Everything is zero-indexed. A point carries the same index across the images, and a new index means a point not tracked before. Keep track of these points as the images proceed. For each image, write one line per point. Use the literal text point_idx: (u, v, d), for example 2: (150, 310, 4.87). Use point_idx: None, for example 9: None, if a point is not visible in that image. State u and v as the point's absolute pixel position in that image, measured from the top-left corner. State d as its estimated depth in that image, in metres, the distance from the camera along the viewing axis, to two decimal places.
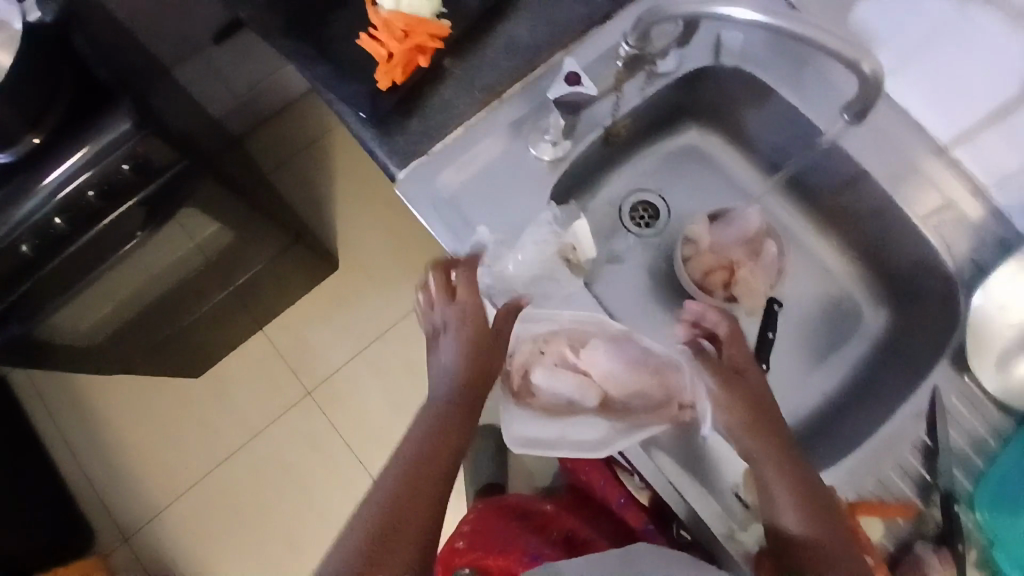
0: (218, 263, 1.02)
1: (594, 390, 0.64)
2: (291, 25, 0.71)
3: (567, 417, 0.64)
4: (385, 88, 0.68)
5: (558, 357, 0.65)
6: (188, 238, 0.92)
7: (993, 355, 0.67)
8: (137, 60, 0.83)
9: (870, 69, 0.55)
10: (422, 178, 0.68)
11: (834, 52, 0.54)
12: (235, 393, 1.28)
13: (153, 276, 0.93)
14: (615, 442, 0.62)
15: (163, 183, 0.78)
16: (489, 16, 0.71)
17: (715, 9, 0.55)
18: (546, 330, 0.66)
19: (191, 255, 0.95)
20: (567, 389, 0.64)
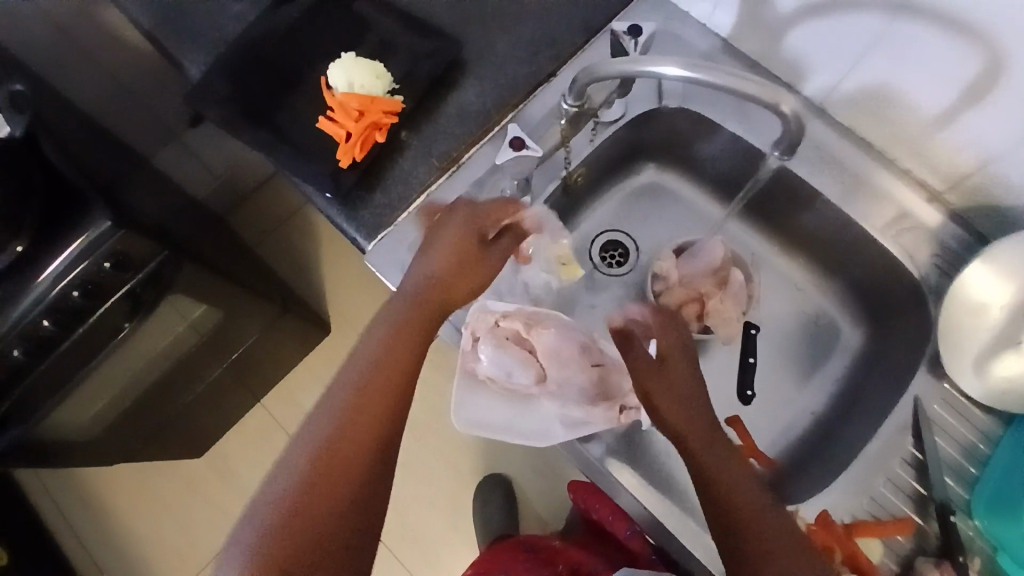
0: (209, 342, 1.03)
1: (535, 368, 0.65)
2: (253, 117, 0.74)
3: (516, 402, 0.66)
4: (346, 166, 0.70)
5: (510, 333, 0.66)
6: (180, 320, 0.93)
7: (968, 360, 0.67)
8: (119, 154, 0.85)
9: (790, 110, 0.57)
10: (388, 250, 0.70)
11: (753, 97, 0.56)
12: (239, 467, 1.29)
13: (146, 364, 0.94)
14: (558, 433, 0.63)
15: (147, 274, 0.79)
16: (439, 87, 0.75)
17: (648, 68, 0.58)
18: (504, 308, 0.67)
19: (183, 337, 0.97)
20: (509, 363, 0.65)
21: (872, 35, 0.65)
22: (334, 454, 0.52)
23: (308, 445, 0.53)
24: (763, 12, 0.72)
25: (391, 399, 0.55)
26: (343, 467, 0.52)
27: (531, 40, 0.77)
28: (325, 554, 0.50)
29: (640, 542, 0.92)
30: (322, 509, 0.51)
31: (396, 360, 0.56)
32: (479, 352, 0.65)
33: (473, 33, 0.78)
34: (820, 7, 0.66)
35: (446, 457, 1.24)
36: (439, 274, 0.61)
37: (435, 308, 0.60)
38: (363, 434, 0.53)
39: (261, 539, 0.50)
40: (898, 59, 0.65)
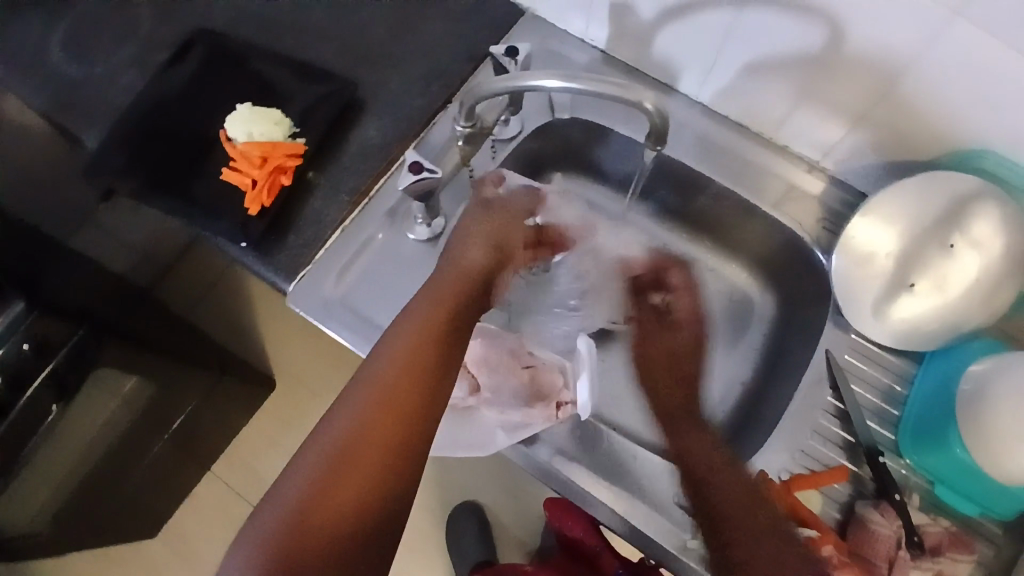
0: (149, 416, 1.03)
1: (466, 378, 0.67)
2: (156, 179, 0.74)
3: (454, 418, 0.66)
4: (255, 214, 0.71)
5: None
6: (110, 403, 0.95)
7: (868, 309, 0.72)
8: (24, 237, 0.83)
9: (653, 104, 0.61)
10: (307, 290, 0.70)
11: (617, 97, 0.60)
12: (202, 547, 1.31)
13: (85, 450, 0.95)
14: (497, 440, 0.65)
15: (69, 353, 0.84)
16: (338, 126, 0.77)
17: (527, 81, 0.62)
18: None
19: (119, 421, 0.98)
20: None
21: (728, 29, 0.71)
22: (369, 425, 0.53)
23: (334, 430, 0.53)
24: (629, 22, 0.78)
25: (427, 375, 0.56)
26: (367, 451, 0.52)
27: (422, 72, 0.81)
28: (343, 532, 0.49)
29: (609, 558, 1.01)
30: (344, 491, 0.50)
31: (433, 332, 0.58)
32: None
33: (364, 72, 0.81)
34: (675, 11, 0.73)
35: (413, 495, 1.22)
36: (473, 258, 0.64)
37: (466, 276, 0.63)
38: (387, 420, 0.53)
39: (279, 516, 0.49)
40: (754, 46, 0.71)
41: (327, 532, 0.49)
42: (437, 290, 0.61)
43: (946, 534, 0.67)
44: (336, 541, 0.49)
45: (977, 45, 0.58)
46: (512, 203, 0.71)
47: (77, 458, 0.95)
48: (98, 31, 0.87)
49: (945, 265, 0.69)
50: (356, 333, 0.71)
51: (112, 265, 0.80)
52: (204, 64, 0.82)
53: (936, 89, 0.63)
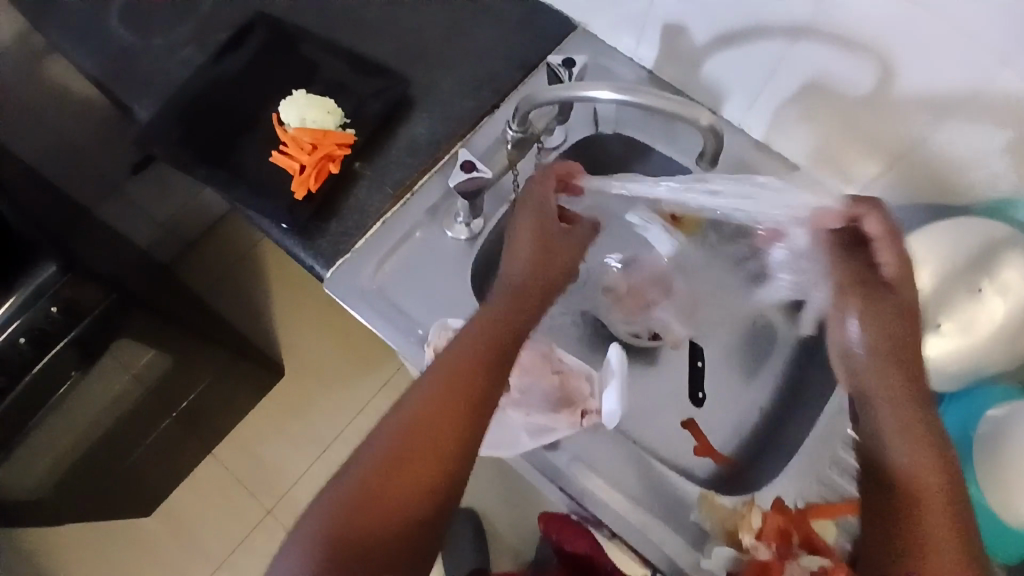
0: (160, 392, 1.04)
1: None
2: (206, 155, 0.76)
3: None
4: (301, 198, 0.73)
5: None
6: (123, 376, 0.95)
7: None
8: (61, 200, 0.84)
9: (708, 122, 0.63)
10: (346, 276, 0.72)
11: (674, 114, 0.62)
12: (195, 528, 1.30)
13: (96, 419, 0.96)
14: (522, 441, 0.66)
15: (95, 320, 0.83)
16: (389, 120, 0.79)
17: (584, 92, 0.63)
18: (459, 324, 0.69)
19: (128, 395, 0.99)
20: None
21: (776, 59, 0.73)
22: (430, 423, 0.53)
23: (398, 421, 0.54)
24: (681, 44, 0.80)
25: (488, 380, 0.56)
26: (425, 447, 0.52)
27: (474, 76, 0.83)
28: (394, 524, 0.50)
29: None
30: (399, 485, 0.51)
31: (496, 336, 0.58)
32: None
33: (418, 71, 0.82)
34: (729, 38, 0.75)
35: None
36: (530, 271, 0.64)
37: (525, 295, 0.62)
38: (446, 419, 0.53)
39: (339, 498, 0.51)
40: (802, 78, 0.73)
41: (378, 523, 0.50)
42: (497, 303, 0.61)
43: None
44: (386, 531, 0.50)
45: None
46: (574, 236, 0.70)
47: (84, 426, 0.96)
48: (158, 7, 0.89)
49: (971, 308, 0.69)
50: (389, 324, 0.71)
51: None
52: (262, 48, 0.83)
53: (976, 135, 0.65)
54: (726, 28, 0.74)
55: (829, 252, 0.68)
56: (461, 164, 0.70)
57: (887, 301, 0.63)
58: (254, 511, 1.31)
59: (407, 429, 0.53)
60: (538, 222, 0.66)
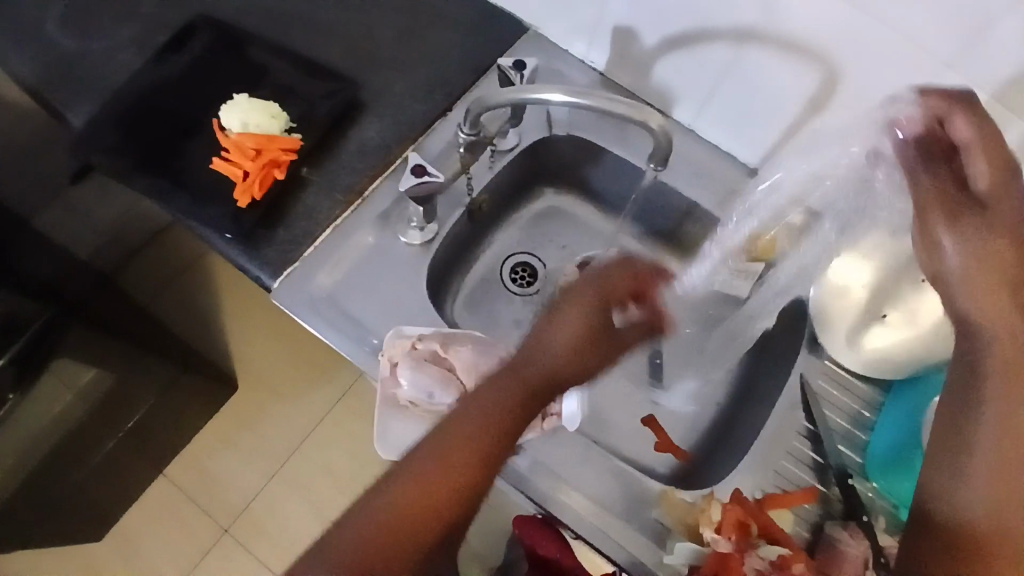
0: (102, 412, 1.00)
1: (456, 383, 0.66)
2: (143, 164, 0.73)
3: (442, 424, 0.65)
4: (245, 206, 0.70)
5: (428, 353, 0.66)
6: (59, 395, 0.90)
7: (842, 339, 0.75)
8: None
9: (658, 124, 0.64)
10: (294, 285, 0.69)
11: (625, 116, 0.63)
12: (147, 552, 1.25)
13: (30, 445, 0.91)
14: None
15: (31, 337, 0.79)
16: (337, 125, 0.77)
17: (533, 95, 0.64)
18: (416, 331, 0.67)
19: (64, 416, 0.94)
20: (429, 382, 0.65)
21: (722, 61, 0.74)
22: (423, 507, 0.52)
23: (392, 498, 0.53)
24: (631, 48, 0.81)
25: (485, 468, 0.54)
26: (412, 532, 0.52)
27: (424, 79, 0.82)
28: None
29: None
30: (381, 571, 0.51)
31: (505, 424, 0.56)
32: (399, 376, 0.65)
33: (366, 74, 0.81)
34: (676, 41, 0.76)
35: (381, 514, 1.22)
36: (564, 355, 0.58)
37: (546, 386, 0.58)
38: (437, 504, 0.53)
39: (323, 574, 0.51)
40: (747, 80, 0.74)
41: None
42: (506, 391, 0.57)
43: None
44: None
45: None
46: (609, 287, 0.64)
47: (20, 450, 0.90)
48: (94, 8, 0.85)
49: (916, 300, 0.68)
50: (339, 332, 0.69)
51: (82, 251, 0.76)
52: (204, 52, 0.81)
53: None
54: (673, 31, 0.75)
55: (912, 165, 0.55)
56: (412, 169, 0.69)
57: (992, 221, 0.49)
58: (210, 532, 1.26)
59: (401, 511, 0.52)
60: (587, 308, 0.60)
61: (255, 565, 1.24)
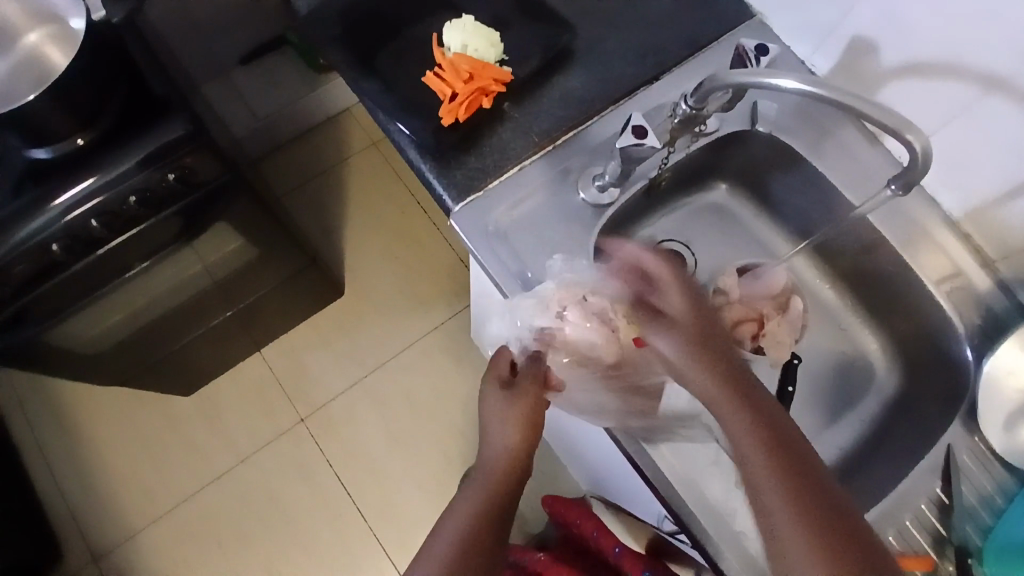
0: (232, 281, 1.06)
1: (614, 348, 0.66)
2: (359, 60, 0.75)
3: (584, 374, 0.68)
4: (447, 125, 0.71)
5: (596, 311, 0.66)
6: (201, 259, 0.96)
7: (999, 417, 0.71)
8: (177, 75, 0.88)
9: (920, 145, 0.57)
10: (474, 212, 0.70)
11: (879, 124, 0.57)
12: (225, 419, 1.32)
13: (167, 290, 0.98)
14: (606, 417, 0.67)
15: (200, 196, 0.84)
16: (547, 68, 0.76)
17: (763, 80, 0.58)
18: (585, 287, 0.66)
19: (199, 276, 1.00)
20: (591, 338, 0.66)
21: (964, 102, 0.69)
22: None
23: None
24: (860, 62, 0.76)
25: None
26: None
27: (639, 42, 0.79)
28: None
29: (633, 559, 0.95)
30: None
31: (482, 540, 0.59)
32: (566, 321, 0.67)
33: (585, 23, 0.79)
34: (918, 67, 0.71)
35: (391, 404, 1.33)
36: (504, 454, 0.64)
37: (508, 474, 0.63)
38: None
39: None
40: (985, 127, 0.69)
41: None
42: (483, 491, 0.62)
43: None
44: None
45: None
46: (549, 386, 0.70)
47: (154, 295, 0.97)
48: None
49: None
50: (504, 270, 0.69)
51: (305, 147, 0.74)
52: None
53: None
54: (921, 56, 0.70)
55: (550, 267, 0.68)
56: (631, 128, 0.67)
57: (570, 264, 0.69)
58: (286, 416, 1.33)
59: None
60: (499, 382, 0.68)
61: (318, 460, 1.30)
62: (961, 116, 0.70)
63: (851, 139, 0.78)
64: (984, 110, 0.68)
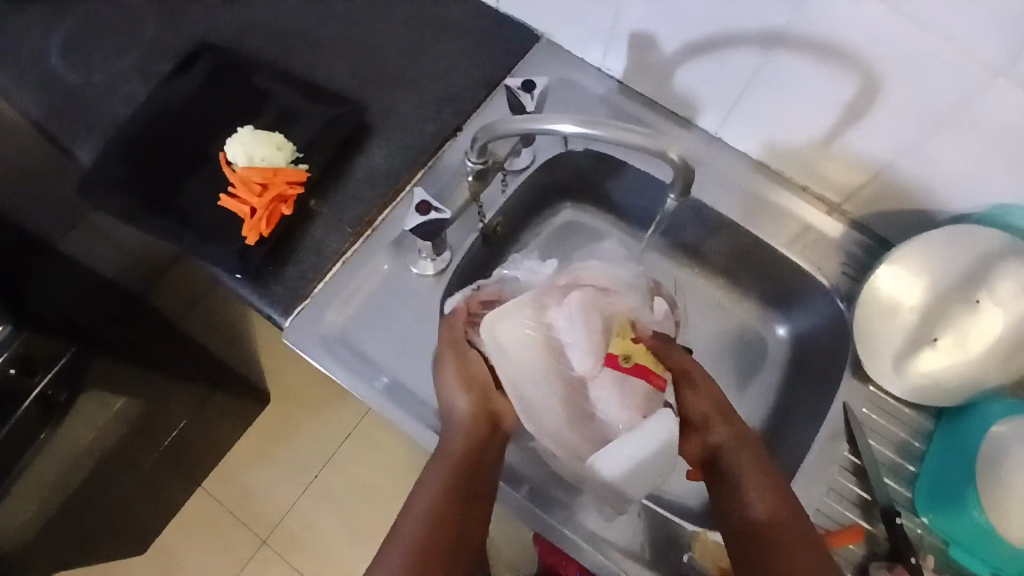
0: (142, 428, 1.00)
1: (593, 359, 0.61)
2: (151, 202, 0.71)
3: (554, 359, 0.62)
4: (253, 243, 0.67)
5: (600, 311, 0.64)
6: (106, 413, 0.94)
7: (886, 360, 0.69)
8: None
9: (677, 155, 0.56)
10: (307, 322, 0.67)
11: (639, 147, 0.55)
12: (184, 568, 1.26)
13: (77, 457, 0.94)
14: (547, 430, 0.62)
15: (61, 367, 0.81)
16: (345, 150, 0.74)
17: (540, 125, 0.57)
18: (601, 281, 0.67)
19: (105, 438, 0.96)
20: (579, 338, 0.62)
21: (751, 69, 0.68)
22: None
23: None
24: (649, 54, 0.75)
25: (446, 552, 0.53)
26: None
27: (434, 96, 0.78)
28: None
29: None
30: None
31: (456, 497, 0.55)
32: (566, 302, 0.64)
33: (374, 94, 0.77)
34: (700, 46, 0.70)
35: (347, 504, 1.29)
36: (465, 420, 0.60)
37: (474, 435, 0.60)
38: None
39: None
40: (780, 87, 0.68)
41: None
42: (444, 471, 0.56)
43: None
44: None
45: (1014, 104, 0.56)
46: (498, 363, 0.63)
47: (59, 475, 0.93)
48: (95, 37, 0.82)
49: (965, 322, 0.67)
50: (355, 374, 0.67)
51: (105, 270, 0.74)
52: (208, 81, 0.77)
53: (958, 151, 0.62)
54: (695, 36, 0.69)
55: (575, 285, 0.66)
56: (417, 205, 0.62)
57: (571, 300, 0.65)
58: (246, 543, 1.27)
59: None
60: (448, 337, 0.65)
61: None
62: (759, 79, 0.69)
63: (674, 131, 0.80)
64: (778, 68, 0.66)
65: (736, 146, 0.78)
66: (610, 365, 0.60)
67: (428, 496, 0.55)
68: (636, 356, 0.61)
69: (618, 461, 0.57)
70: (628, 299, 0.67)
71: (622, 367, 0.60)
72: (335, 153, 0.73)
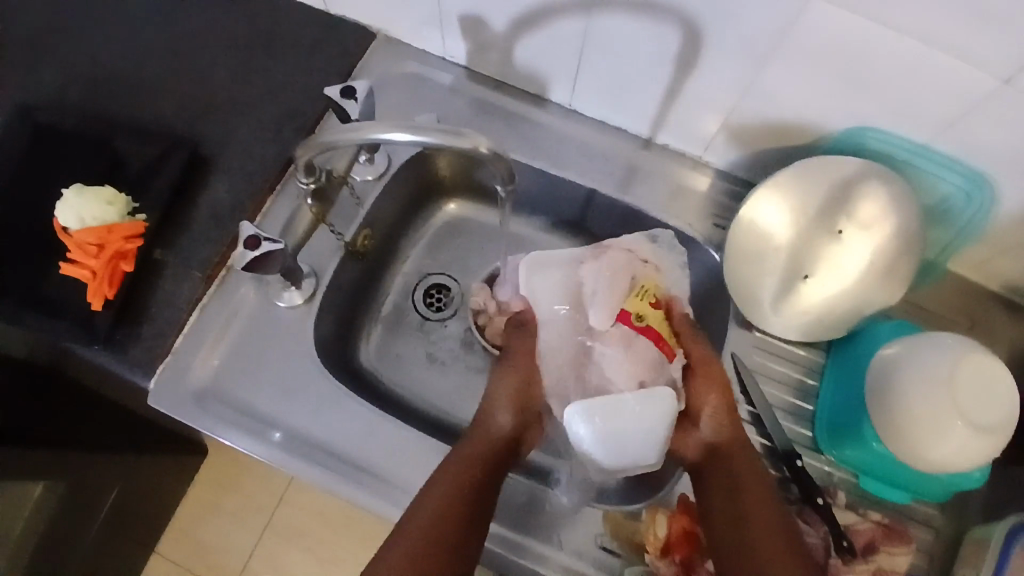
0: (75, 509, 0.91)
1: (608, 314, 0.63)
2: None
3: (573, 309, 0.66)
4: (99, 308, 0.64)
5: (626, 275, 0.66)
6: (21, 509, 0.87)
7: (765, 306, 0.69)
8: None
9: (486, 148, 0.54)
10: (173, 379, 0.64)
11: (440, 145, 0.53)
12: None
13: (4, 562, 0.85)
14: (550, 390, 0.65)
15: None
16: (185, 191, 0.70)
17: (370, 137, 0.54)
18: (635, 251, 0.69)
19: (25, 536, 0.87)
20: (599, 299, 0.64)
21: (582, 36, 0.66)
22: None
23: None
24: (484, 36, 0.72)
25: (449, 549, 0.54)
26: None
27: (270, 118, 0.74)
28: None
29: None
30: None
31: (471, 496, 0.57)
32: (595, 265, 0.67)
33: (206, 127, 0.73)
34: (527, 20, 0.67)
35: (313, 535, 1.24)
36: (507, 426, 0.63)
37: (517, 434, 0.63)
38: None
39: None
40: (612, 48, 0.66)
41: None
42: (470, 467, 0.59)
43: (877, 528, 0.65)
44: None
45: (837, 21, 0.54)
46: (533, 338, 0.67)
47: None
48: None
49: (835, 253, 0.66)
50: (234, 423, 0.64)
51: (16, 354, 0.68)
52: (22, 138, 0.71)
53: (793, 77, 0.61)
54: (519, 11, 0.67)
55: (611, 259, 0.67)
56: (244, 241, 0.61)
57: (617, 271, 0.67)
58: None
59: None
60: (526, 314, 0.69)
61: None
62: (592, 44, 0.67)
63: (530, 111, 0.78)
64: (605, 32, 0.64)
65: (592, 114, 0.77)
66: (623, 322, 0.62)
67: (442, 488, 0.57)
68: (648, 318, 0.63)
69: (609, 420, 0.56)
70: (666, 277, 0.69)
71: (634, 326, 0.62)
72: (174, 196, 0.69)
